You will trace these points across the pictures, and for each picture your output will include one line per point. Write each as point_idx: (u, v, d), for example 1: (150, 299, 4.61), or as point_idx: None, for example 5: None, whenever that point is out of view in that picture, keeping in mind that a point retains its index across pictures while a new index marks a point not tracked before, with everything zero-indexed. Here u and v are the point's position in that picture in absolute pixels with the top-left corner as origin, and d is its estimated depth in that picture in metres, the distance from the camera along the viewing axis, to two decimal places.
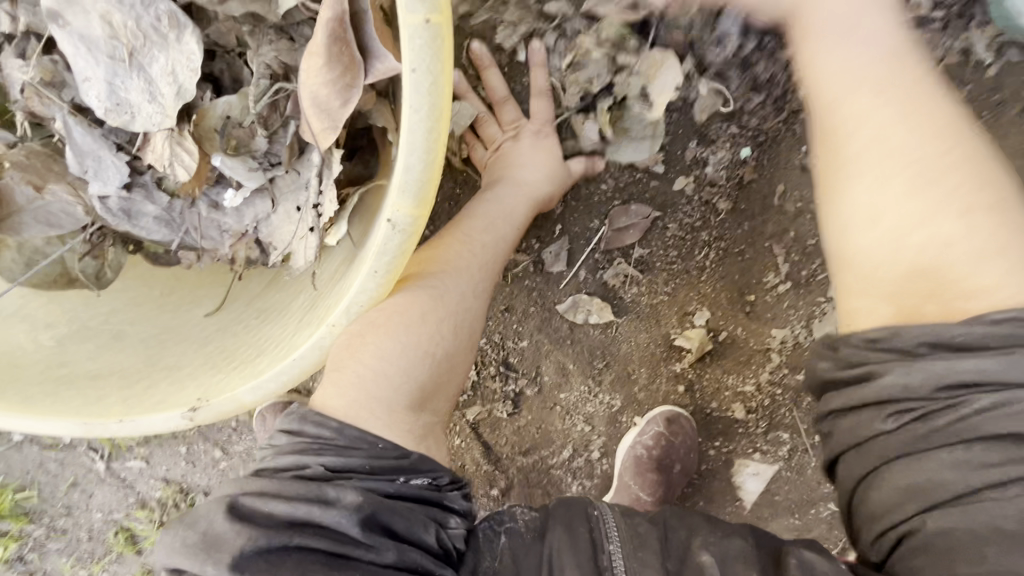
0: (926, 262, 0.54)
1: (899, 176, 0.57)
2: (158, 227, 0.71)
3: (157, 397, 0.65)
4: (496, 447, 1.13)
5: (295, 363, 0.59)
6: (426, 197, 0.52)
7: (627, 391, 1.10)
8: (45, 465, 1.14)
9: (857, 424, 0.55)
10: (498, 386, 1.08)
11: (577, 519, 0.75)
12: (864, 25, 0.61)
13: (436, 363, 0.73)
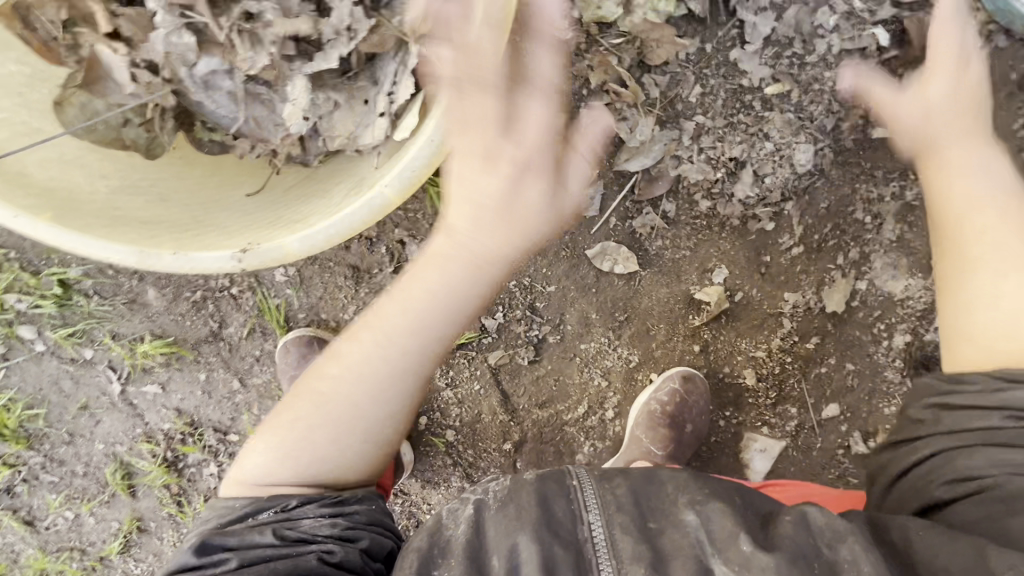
0: (1020, 356, 0.66)
1: (1020, 319, 0.67)
2: (228, 103, 0.72)
3: (209, 240, 0.69)
4: (515, 397, 1.15)
5: (346, 218, 0.66)
6: (487, 78, 0.60)
7: (645, 348, 1.14)
8: (58, 383, 1.13)
9: (970, 418, 0.65)
10: (522, 331, 1.11)
11: (547, 492, 0.65)
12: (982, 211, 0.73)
13: (347, 426, 0.66)
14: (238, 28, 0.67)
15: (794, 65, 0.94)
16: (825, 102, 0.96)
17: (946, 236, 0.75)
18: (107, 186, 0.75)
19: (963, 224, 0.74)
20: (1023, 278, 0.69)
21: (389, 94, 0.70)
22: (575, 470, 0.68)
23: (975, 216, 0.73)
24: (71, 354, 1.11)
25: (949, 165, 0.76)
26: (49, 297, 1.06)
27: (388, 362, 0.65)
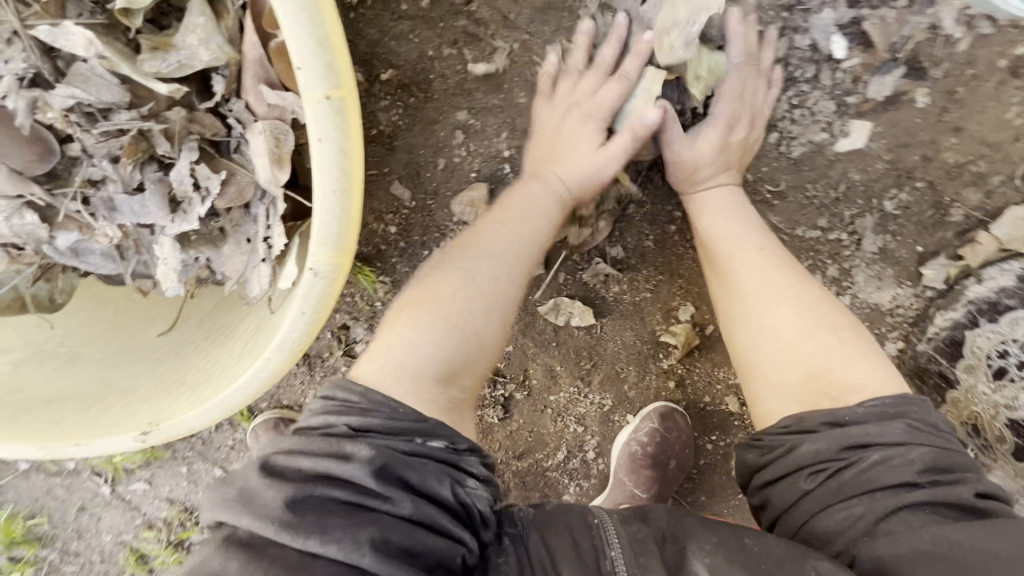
0: (818, 367, 0.70)
1: (785, 304, 0.75)
2: (106, 264, 0.65)
3: (111, 419, 0.66)
4: (491, 452, 1.13)
5: (238, 393, 0.61)
6: (346, 246, 0.52)
7: (617, 390, 1.09)
8: (52, 491, 1.17)
9: (788, 487, 0.67)
10: (487, 392, 1.08)
11: (572, 526, 0.69)
12: (739, 212, 0.82)
13: (466, 351, 0.72)
14: (84, 194, 0.60)
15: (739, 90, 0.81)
16: (781, 124, 0.83)
17: (731, 281, 0.79)
18: (10, 361, 0.72)
19: (741, 258, 0.79)
20: (810, 319, 0.73)
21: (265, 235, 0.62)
22: (598, 510, 0.72)
23: (774, 284, 0.76)
24: (54, 467, 1.14)
25: (708, 206, 0.83)
26: None
27: (508, 287, 0.74)
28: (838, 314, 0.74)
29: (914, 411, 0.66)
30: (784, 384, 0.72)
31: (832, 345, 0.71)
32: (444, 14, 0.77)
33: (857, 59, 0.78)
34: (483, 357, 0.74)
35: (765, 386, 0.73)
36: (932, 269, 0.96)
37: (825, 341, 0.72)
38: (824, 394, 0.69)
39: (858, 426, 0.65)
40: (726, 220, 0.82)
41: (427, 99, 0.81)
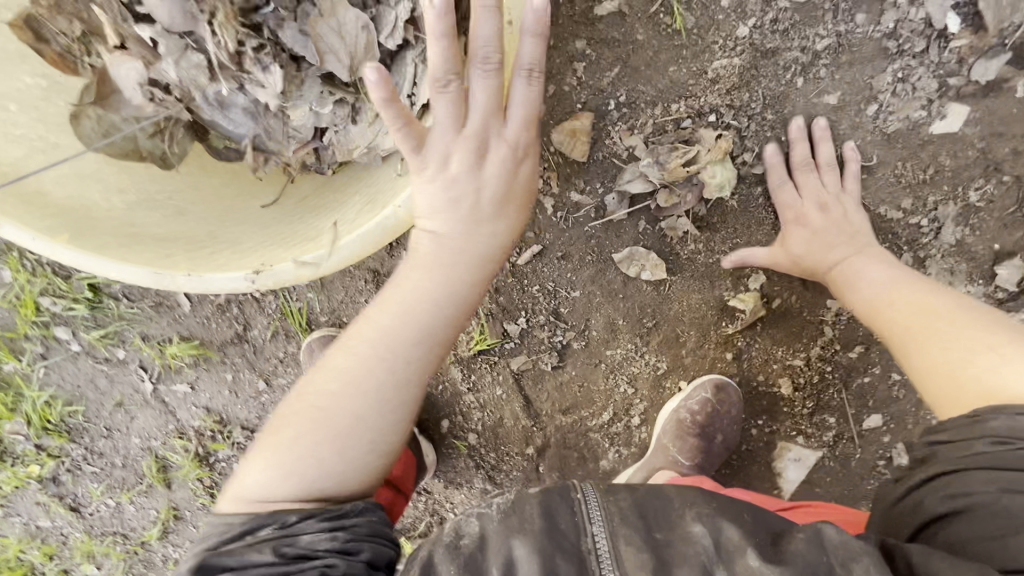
0: (988, 385, 0.66)
1: (974, 347, 0.70)
2: (246, 121, 0.75)
3: (223, 261, 0.69)
4: (537, 402, 1.13)
5: (356, 238, 0.67)
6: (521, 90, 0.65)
7: (673, 354, 1.09)
8: (95, 380, 1.17)
9: (955, 453, 0.64)
10: (546, 337, 1.08)
11: (554, 506, 0.67)
12: (865, 280, 0.87)
13: (334, 471, 0.66)
14: (253, 40, 0.70)
15: (850, 57, 0.85)
16: (881, 97, 0.86)
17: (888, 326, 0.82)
18: (123, 201, 0.74)
19: (916, 306, 0.80)
20: (949, 320, 0.75)
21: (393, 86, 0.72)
22: (581, 485, 0.71)
23: (916, 304, 0.80)
24: (105, 354, 1.14)
25: (853, 277, 0.88)
26: (81, 300, 1.07)
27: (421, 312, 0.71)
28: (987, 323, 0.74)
29: None
30: (961, 399, 0.68)
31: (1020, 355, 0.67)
32: None
33: (965, 40, 0.82)
34: (372, 473, 0.69)
35: (937, 388, 0.71)
36: (1005, 270, 0.96)
37: (992, 354, 0.68)
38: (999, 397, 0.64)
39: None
40: (856, 288, 0.88)
41: (553, 24, 0.87)
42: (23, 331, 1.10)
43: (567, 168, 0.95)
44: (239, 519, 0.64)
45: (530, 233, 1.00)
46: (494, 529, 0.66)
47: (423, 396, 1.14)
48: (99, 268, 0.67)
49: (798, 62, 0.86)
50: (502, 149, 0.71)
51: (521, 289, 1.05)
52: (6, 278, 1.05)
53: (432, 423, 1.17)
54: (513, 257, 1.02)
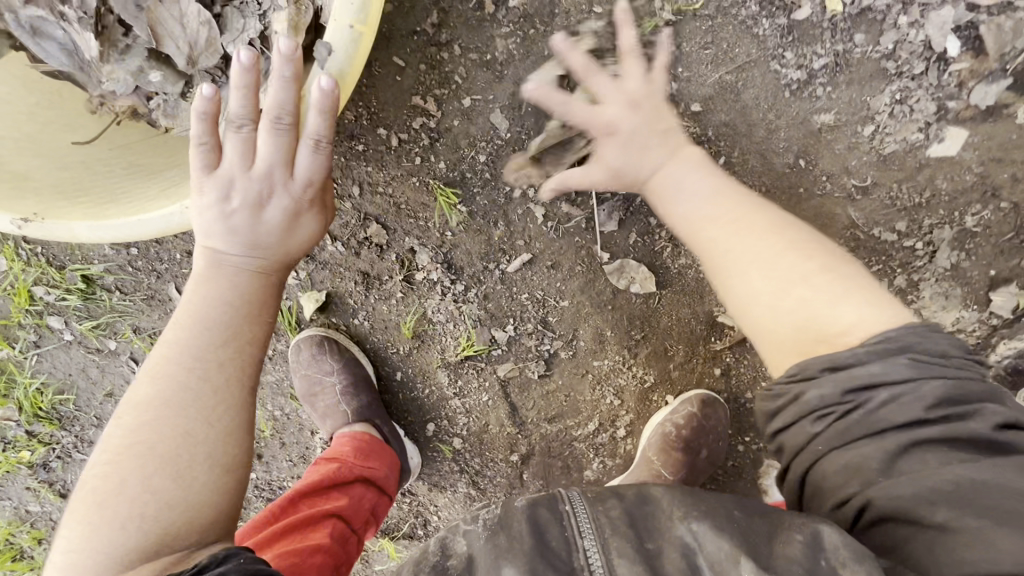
0: (804, 320, 0.69)
1: (785, 278, 0.71)
2: (54, 54, 0.78)
3: (129, 204, 0.78)
4: (523, 410, 1.12)
5: None
6: (347, 79, 0.68)
7: (662, 367, 1.09)
8: (86, 370, 1.18)
9: (796, 432, 0.65)
10: (533, 345, 1.08)
11: (540, 519, 0.65)
12: (682, 199, 0.79)
13: (166, 502, 0.62)
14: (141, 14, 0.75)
15: (846, 77, 0.84)
16: (878, 118, 0.85)
17: (720, 255, 0.75)
18: (48, 162, 0.81)
19: (751, 230, 0.75)
20: (770, 238, 0.74)
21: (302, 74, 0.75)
22: (568, 495, 0.68)
23: (751, 238, 0.74)
24: (96, 344, 1.14)
25: (666, 190, 0.79)
26: (74, 291, 1.08)
27: (214, 341, 0.68)
28: (814, 249, 0.73)
29: (918, 346, 0.62)
30: (783, 343, 0.70)
31: (834, 288, 0.69)
32: None
33: (966, 64, 0.81)
34: (215, 492, 0.64)
35: (762, 339, 0.73)
36: (1002, 296, 0.94)
37: (809, 284, 0.70)
38: (817, 344, 0.67)
39: (856, 366, 0.62)
40: (676, 198, 0.79)
41: (547, 33, 0.85)
42: (17, 319, 1.11)
43: None
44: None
45: (520, 241, 1.00)
46: (482, 552, 0.63)
47: (410, 398, 1.15)
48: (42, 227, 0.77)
49: (795, 80, 0.84)
50: (282, 200, 0.70)
51: (510, 296, 1.04)
52: (1, 267, 1.06)
53: (418, 426, 1.17)
54: (503, 264, 1.02)
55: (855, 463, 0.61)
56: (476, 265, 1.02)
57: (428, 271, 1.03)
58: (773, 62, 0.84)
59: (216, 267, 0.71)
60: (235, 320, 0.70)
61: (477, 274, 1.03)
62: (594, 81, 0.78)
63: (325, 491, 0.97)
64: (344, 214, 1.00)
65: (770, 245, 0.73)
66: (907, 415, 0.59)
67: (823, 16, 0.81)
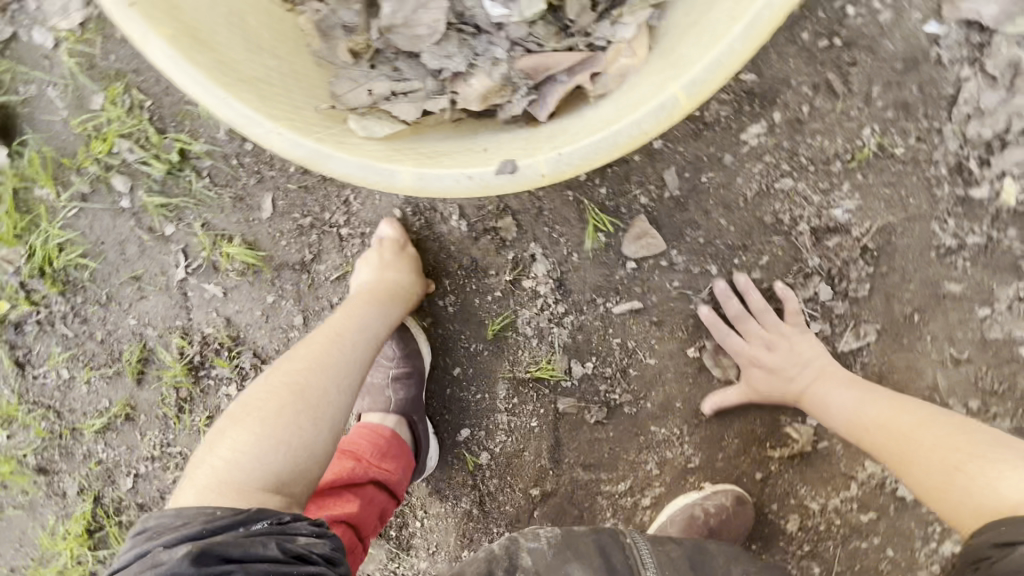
0: (982, 498, 0.67)
1: (919, 457, 0.76)
2: None
3: (280, 112, 0.61)
4: (564, 448, 1.10)
5: (389, 175, 0.59)
6: (587, 168, 0.58)
7: (709, 454, 1.10)
8: (124, 245, 1.05)
9: None
10: (603, 389, 1.06)
11: (603, 543, 0.79)
12: (798, 363, 0.94)
13: (305, 449, 0.74)
14: None
15: (985, 260, 0.91)
16: (996, 305, 0.93)
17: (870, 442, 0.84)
18: (213, 7, 0.64)
19: (868, 419, 0.85)
20: (893, 407, 0.84)
21: (548, 55, 0.68)
22: (630, 533, 0.82)
23: (868, 417, 0.85)
24: (152, 223, 1.03)
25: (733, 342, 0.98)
26: (162, 160, 0.98)
27: (341, 355, 0.82)
28: (965, 432, 0.75)
29: None
30: (975, 517, 0.66)
31: (990, 463, 0.69)
32: (826, 60, 0.84)
33: None
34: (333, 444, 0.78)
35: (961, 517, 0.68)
36: None
37: (963, 469, 0.70)
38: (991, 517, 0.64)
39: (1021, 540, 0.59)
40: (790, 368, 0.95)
41: (756, 115, 0.87)
42: (81, 164, 0.99)
43: (704, 247, 0.95)
44: (226, 508, 0.68)
45: (638, 288, 1.00)
46: (549, 563, 0.77)
47: (456, 397, 1.10)
48: (157, 54, 0.56)
49: (947, 246, 0.91)
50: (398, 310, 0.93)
51: (603, 336, 1.03)
52: (96, 105, 0.96)
53: (451, 427, 1.11)
54: (610, 303, 1.01)
55: None
56: (585, 294, 1.01)
57: (537, 282, 1.01)
58: (936, 221, 0.89)
59: (361, 303, 0.90)
60: (362, 345, 0.86)
61: (582, 303, 1.02)
62: (746, 326, 0.96)
63: (336, 491, 0.91)
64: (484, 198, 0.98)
65: (883, 400, 0.86)
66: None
67: (994, 203, 0.87)
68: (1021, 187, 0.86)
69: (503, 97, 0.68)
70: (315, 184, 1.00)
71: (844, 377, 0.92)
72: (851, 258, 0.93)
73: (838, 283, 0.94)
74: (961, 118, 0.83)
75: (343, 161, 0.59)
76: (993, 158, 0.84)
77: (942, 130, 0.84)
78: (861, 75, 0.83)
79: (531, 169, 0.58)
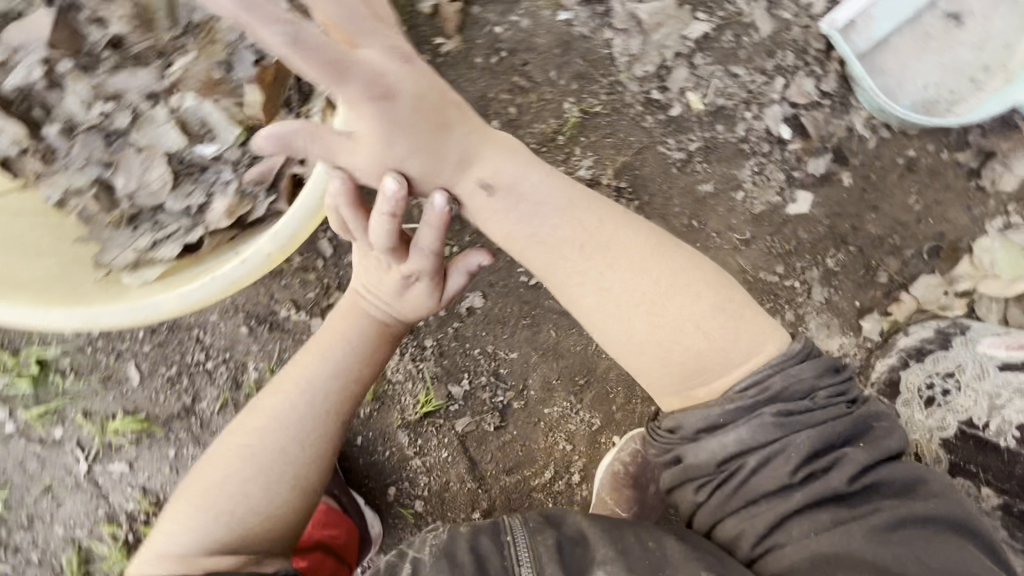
0: (689, 355, 0.72)
1: (634, 302, 0.72)
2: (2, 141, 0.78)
3: (65, 301, 0.74)
4: (481, 464, 1.18)
5: (158, 310, 0.73)
6: (297, 238, 0.74)
7: (606, 410, 1.19)
8: (25, 464, 1.13)
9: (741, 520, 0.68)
10: (488, 398, 1.16)
11: (481, 546, 0.77)
12: (523, 189, 0.73)
13: (252, 511, 0.77)
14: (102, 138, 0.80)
15: (714, 157, 1.08)
16: (745, 185, 1.09)
17: (559, 253, 0.73)
18: None
19: (574, 234, 0.74)
20: (626, 241, 0.74)
21: (266, 162, 0.83)
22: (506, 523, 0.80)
23: (570, 233, 0.74)
24: (41, 433, 1.12)
25: (496, 209, 0.74)
26: (25, 376, 1.09)
27: (313, 400, 0.82)
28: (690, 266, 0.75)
29: (816, 426, 0.68)
30: (667, 384, 0.74)
31: (729, 334, 0.71)
32: (505, 70, 1.01)
33: (798, 145, 1.07)
34: (297, 509, 0.81)
35: (653, 372, 0.74)
36: (869, 321, 1.14)
37: (701, 330, 0.71)
38: (694, 381, 0.72)
39: (798, 412, 0.68)
40: (507, 212, 0.74)
41: None
42: None
43: (501, 244, 1.09)
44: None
45: (470, 299, 1.13)
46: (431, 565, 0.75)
47: (370, 463, 1.18)
48: None
49: (679, 159, 1.07)
50: (369, 316, 0.85)
51: (464, 352, 1.15)
52: None
53: (380, 491, 1.18)
54: (456, 322, 1.14)
55: (784, 537, 0.66)
56: (432, 323, 1.14)
57: None
58: (660, 145, 1.06)
59: (336, 317, 0.87)
60: (337, 379, 0.84)
61: (433, 332, 1.14)
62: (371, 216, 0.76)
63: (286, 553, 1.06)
64: (310, 286, 1.10)
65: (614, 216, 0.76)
66: (775, 480, 0.67)
67: (690, 113, 1.05)
68: (701, 94, 1.04)
69: (240, 208, 0.82)
70: (167, 336, 1.11)
71: (554, 199, 0.74)
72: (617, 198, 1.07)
73: None
74: (626, 66, 1.02)
75: (123, 316, 0.72)
76: (667, 83, 1.03)
77: (621, 80, 1.02)
78: (536, 70, 1.01)
79: (257, 254, 0.73)
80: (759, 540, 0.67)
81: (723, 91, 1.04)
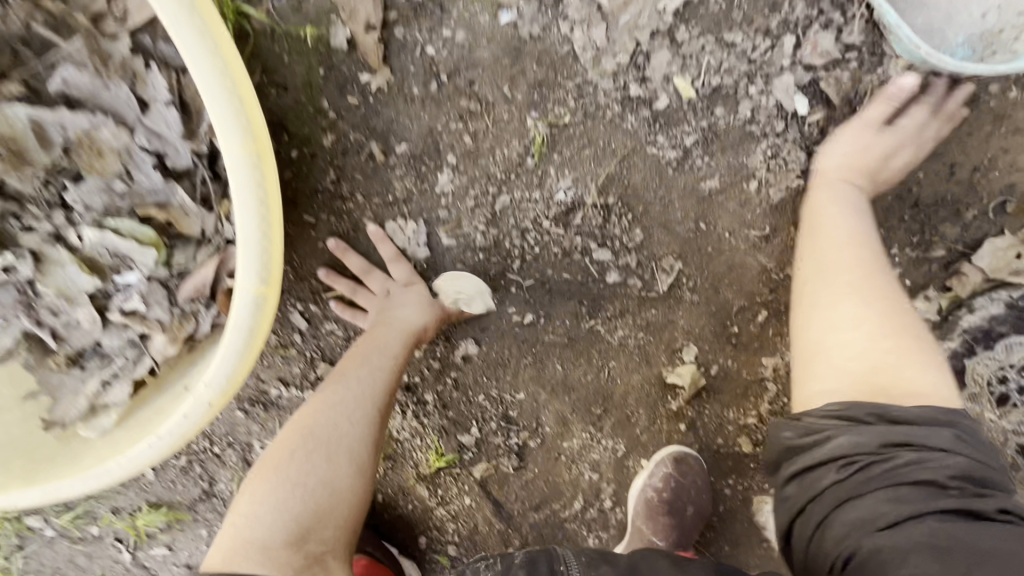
0: (870, 370, 0.72)
1: (863, 321, 0.76)
2: None
3: (21, 476, 0.70)
4: (507, 504, 1.13)
5: (112, 475, 0.68)
6: (234, 380, 0.66)
7: (629, 435, 1.10)
8: (74, 560, 1.17)
9: (832, 484, 0.66)
10: (501, 442, 1.10)
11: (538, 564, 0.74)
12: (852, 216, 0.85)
13: (321, 491, 0.83)
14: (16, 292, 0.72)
15: (716, 148, 0.89)
16: (759, 173, 0.91)
17: (857, 273, 0.81)
18: None
19: (855, 250, 0.83)
20: (861, 269, 0.81)
21: (195, 275, 0.74)
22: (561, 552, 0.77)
23: (843, 253, 0.83)
24: (79, 533, 1.15)
25: (823, 204, 0.87)
26: None
27: (356, 401, 0.87)
28: (909, 332, 0.76)
29: (962, 428, 0.66)
30: (837, 386, 0.73)
31: (919, 356, 0.74)
32: (450, 95, 0.84)
33: (820, 115, 0.87)
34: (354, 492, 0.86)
35: (819, 381, 0.75)
36: (924, 302, 0.98)
37: (902, 350, 0.73)
38: (886, 395, 0.70)
39: (902, 423, 0.66)
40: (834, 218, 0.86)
41: (437, 167, 0.89)
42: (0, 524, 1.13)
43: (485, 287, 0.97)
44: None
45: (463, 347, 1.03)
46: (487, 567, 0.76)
47: (396, 516, 1.16)
48: None
49: (674, 157, 0.90)
50: (394, 327, 0.90)
51: (468, 401, 1.07)
52: None
53: (411, 540, 1.17)
54: (453, 372, 1.05)
55: (885, 505, 0.62)
56: (428, 377, 1.06)
57: None
58: (650, 146, 0.89)
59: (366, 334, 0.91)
60: (373, 380, 0.88)
61: (431, 385, 1.06)
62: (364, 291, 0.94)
63: None
64: (293, 361, 1.03)
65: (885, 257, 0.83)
66: (897, 458, 0.64)
67: (680, 102, 0.86)
68: (691, 77, 0.85)
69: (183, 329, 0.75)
70: None
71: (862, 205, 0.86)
72: (607, 218, 0.93)
73: (611, 242, 0.95)
74: (593, 62, 0.83)
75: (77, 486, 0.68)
76: (647, 71, 0.84)
77: (591, 79, 0.84)
78: (486, 87, 0.84)
79: (196, 405, 0.65)
80: (871, 521, 0.62)
81: (719, 67, 0.84)
